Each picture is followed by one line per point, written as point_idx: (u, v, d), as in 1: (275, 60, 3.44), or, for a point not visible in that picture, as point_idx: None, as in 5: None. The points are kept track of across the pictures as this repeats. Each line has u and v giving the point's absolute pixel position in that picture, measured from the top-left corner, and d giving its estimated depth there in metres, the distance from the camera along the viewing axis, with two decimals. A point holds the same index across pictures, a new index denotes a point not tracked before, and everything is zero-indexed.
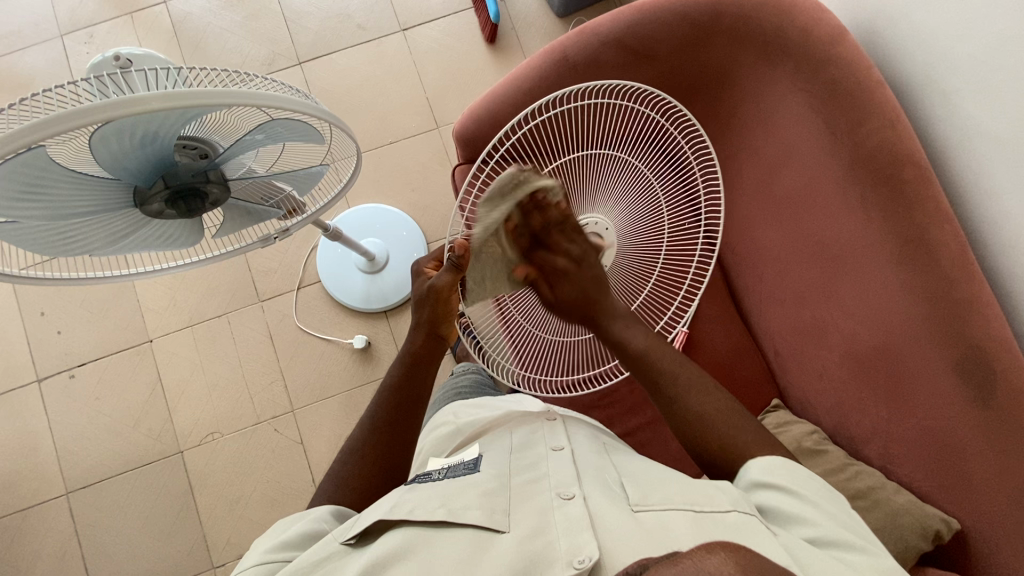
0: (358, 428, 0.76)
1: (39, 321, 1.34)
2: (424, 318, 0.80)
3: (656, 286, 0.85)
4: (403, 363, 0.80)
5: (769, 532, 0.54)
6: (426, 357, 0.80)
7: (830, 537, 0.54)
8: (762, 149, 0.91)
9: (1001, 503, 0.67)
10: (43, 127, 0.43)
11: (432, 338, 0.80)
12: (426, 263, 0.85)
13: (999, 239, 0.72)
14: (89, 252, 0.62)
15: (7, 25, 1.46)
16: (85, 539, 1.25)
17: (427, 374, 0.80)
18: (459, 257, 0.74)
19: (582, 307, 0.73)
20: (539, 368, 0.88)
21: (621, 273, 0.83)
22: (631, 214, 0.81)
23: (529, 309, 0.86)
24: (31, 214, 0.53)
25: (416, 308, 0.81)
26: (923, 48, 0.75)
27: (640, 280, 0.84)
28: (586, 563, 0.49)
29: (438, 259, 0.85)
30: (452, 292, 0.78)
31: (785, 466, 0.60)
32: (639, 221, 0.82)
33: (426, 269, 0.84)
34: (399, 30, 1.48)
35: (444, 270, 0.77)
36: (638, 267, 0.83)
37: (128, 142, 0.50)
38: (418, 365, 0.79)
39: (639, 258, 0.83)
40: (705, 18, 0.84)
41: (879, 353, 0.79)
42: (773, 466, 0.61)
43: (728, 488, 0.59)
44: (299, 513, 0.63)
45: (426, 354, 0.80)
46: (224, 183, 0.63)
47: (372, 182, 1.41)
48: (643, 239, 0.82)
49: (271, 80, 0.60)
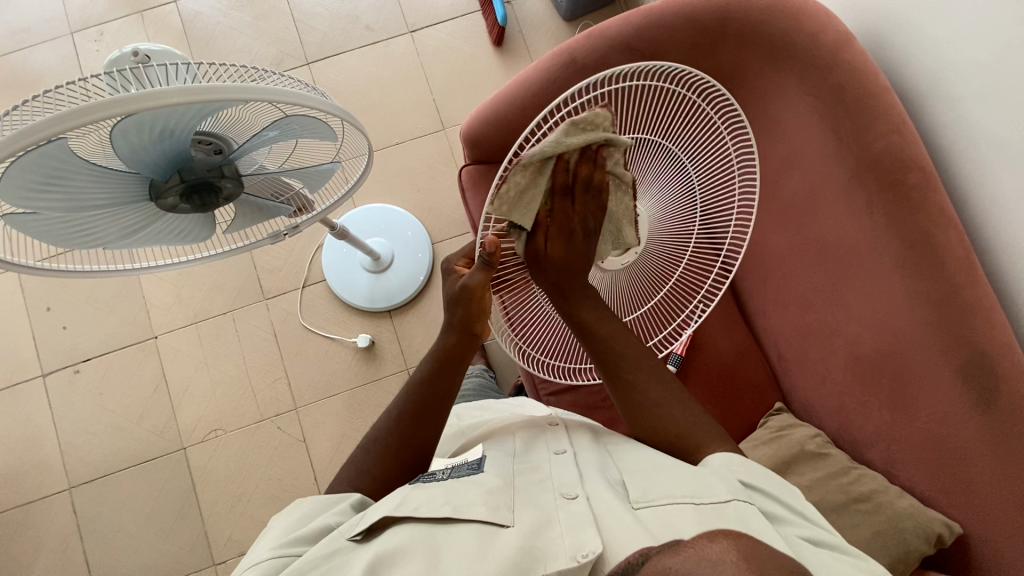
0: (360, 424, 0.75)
1: (45, 315, 1.35)
2: (458, 319, 0.76)
3: (685, 271, 0.83)
4: (431, 359, 0.78)
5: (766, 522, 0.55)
6: (459, 356, 0.77)
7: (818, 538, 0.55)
8: (771, 156, 0.91)
9: (997, 505, 0.69)
10: (65, 120, 0.43)
11: (466, 336, 0.78)
12: (457, 260, 0.82)
13: (1003, 246, 0.73)
14: (105, 244, 0.63)
15: (18, 22, 1.47)
16: (87, 534, 1.25)
17: (455, 372, 0.77)
18: (489, 254, 0.68)
19: (563, 275, 0.68)
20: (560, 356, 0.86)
21: (651, 259, 0.81)
22: (664, 199, 0.78)
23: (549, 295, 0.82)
24: (49, 206, 0.54)
25: (448, 309, 0.77)
26: (928, 56, 0.76)
27: (670, 264, 0.82)
28: (589, 557, 0.50)
29: (469, 258, 0.83)
30: (485, 292, 0.73)
31: (743, 462, 0.62)
32: (671, 207, 0.79)
33: (456, 268, 0.81)
34: (406, 31, 1.49)
35: (474, 268, 0.72)
36: (668, 251, 0.81)
37: (147, 135, 0.51)
38: (449, 365, 0.77)
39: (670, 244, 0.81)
40: (714, 23, 0.85)
41: (882, 357, 0.80)
42: (731, 462, 0.62)
43: (727, 479, 0.59)
44: (319, 500, 0.63)
45: (457, 354, 0.77)
46: (237, 178, 0.63)
47: (379, 183, 1.42)
48: (674, 226, 0.80)
49: (285, 76, 0.60)
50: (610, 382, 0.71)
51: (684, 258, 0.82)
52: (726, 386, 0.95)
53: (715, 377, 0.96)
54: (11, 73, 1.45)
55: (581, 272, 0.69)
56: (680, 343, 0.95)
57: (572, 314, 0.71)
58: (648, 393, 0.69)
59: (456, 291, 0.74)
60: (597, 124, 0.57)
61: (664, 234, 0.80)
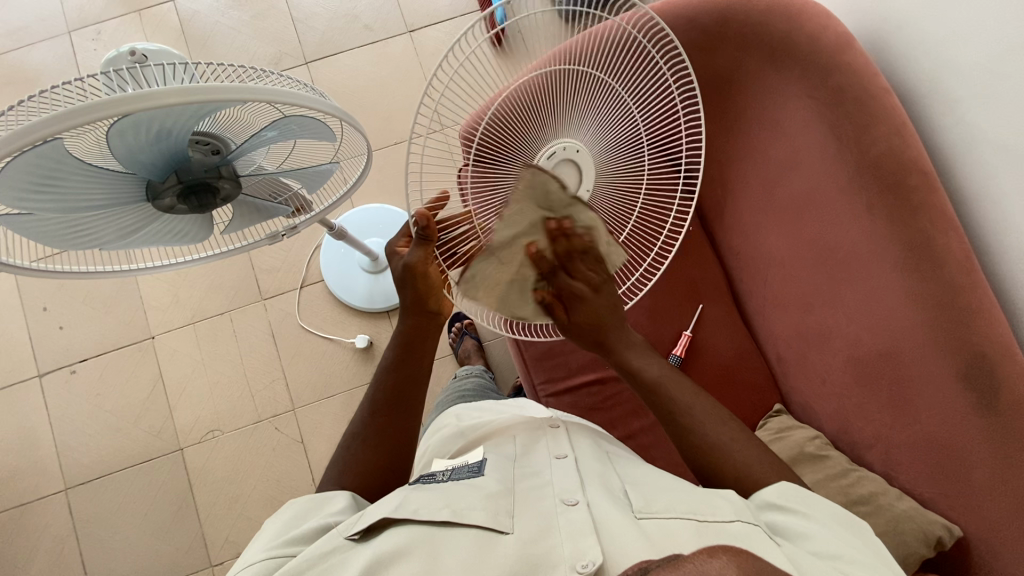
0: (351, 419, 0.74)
1: (41, 315, 1.34)
2: (409, 301, 0.75)
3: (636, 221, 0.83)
4: (395, 345, 0.77)
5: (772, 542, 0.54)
6: (419, 338, 0.76)
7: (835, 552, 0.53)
8: (770, 156, 0.91)
9: (997, 508, 0.68)
10: (58, 122, 0.43)
11: (423, 314, 0.76)
12: (397, 241, 0.79)
13: (1004, 248, 0.73)
14: (101, 245, 0.62)
15: (16, 20, 1.47)
16: (83, 535, 1.24)
17: (426, 351, 0.76)
18: (423, 229, 0.69)
19: (597, 332, 0.69)
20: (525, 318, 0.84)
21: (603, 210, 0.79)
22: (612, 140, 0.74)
23: None
24: (46, 207, 0.53)
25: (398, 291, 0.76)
26: (929, 57, 0.76)
27: (623, 214, 0.81)
28: (589, 567, 0.50)
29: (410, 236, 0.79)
30: (430, 267, 0.72)
31: (798, 492, 0.59)
32: (617, 150, 0.75)
33: (398, 248, 0.77)
34: (406, 31, 1.49)
35: (413, 246, 0.72)
36: (618, 201, 0.79)
37: (144, 136, 0.50)
38: (413, 346, 0.76)
39: (620, 194, 0.79)
40: (714, 24, 0.85)
41: (881, 359, 0.80)
42: (787, 491, 0.59)
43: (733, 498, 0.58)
44: (313, 500, 0.63)
45: (419, 333, 0.76)
46: (235, 179, 0.63)
47: (378, 183, 1.41)
48: (623, 175, 0.77)
49: (284, 76, 0.60)
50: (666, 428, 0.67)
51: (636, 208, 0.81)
52: (726, 387, 0.95)
53: (714, 379, 0.95)
54: (8, 72, 1.44)
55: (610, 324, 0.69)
56: (679, 343, 0.95)
57: (618, 360, 0.69)
58: (673, 410, 0.67)
59: (400, 272, 0.74)
60: (533, 186, 0.60)
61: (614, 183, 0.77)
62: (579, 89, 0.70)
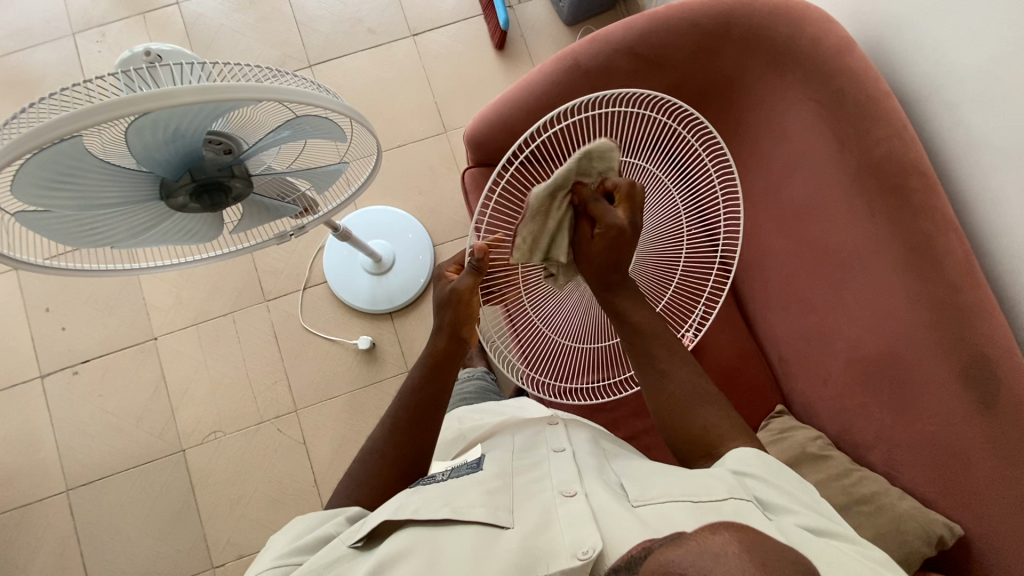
0: (373, 432, 0.74)
1: (43, 316, 1.34)
2: (448, 321, 0.80)
3: (678, 288, 0.87)
4: (424, 364, 0.79)
5: (766, 516, 0.55)
6: (451, 359, 0.80)
7: (820, 526, 0.56)
8: (771, 159, 0.92)
9: (999, 505, 0.69)
10: (79, 120, 0.43)
11: (455, 341, 0.80)
12: (447, 266, 0.85)
13: (1003, 249, 0.74)
14: (113, 244, 0.63)
15: (20, 22, 1.47)
16: (84, 536, 1.24)
17: (450, 375, 0.79)
18: (479, 261, 0.77)
19: (608, 270, 0.73)
20: (548, 371, 0.88)
21: (643, 277, 0.86)
22: (651, 220, 0.83)
23: (550, 313, 0.85)
24: (62, 205, 0.54)
25: (438, 312, 0.81)
26: (928, 61, 0.77)
27: (660, 286, 0.87)
28: (590, 554, 0.50)
29: (460, 263, 0.85)
30: (474, 295, 0.79)
31: (760, 458, 0.62)
32: (659, 227, 0.84)
33: (447, 272, 0.84)
34: (408, 35, 1.50)
35: (465, 274, 0.79)
36: (658, 272, 0.86)
37: (161, 135, 0.51)
38: (441, 365, 0.79)
39: (659, 266, 0.86)
40: (716, 26, 0.86)
41: (882, 360, 0.81)
42: (750, 458, 0.62)
43: (723, 477, 0.59)
44: (320, 512, 0.62)
45: (447, 356, 0.80)
46: (247, 178, 0.63)
47: (381, 185, 1.42)
48: (663, 245, 0.85)
49: (298, 76, 0.61)
50: (641, 367, 0.73)
51: (674, 281, 0.87)
52: (726, 389, 0.96)
53: (715, 380, 0.96)
54: (12, 73, 1.44)
55: (621, 267, 0.73)
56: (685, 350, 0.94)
57: (613, 303, 0.74)
58: (680, 381, 0.70)
59: (446, 295, 0.80)
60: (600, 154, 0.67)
61: (653, 253, 0.85)
62: (622, 172, 0.81)
